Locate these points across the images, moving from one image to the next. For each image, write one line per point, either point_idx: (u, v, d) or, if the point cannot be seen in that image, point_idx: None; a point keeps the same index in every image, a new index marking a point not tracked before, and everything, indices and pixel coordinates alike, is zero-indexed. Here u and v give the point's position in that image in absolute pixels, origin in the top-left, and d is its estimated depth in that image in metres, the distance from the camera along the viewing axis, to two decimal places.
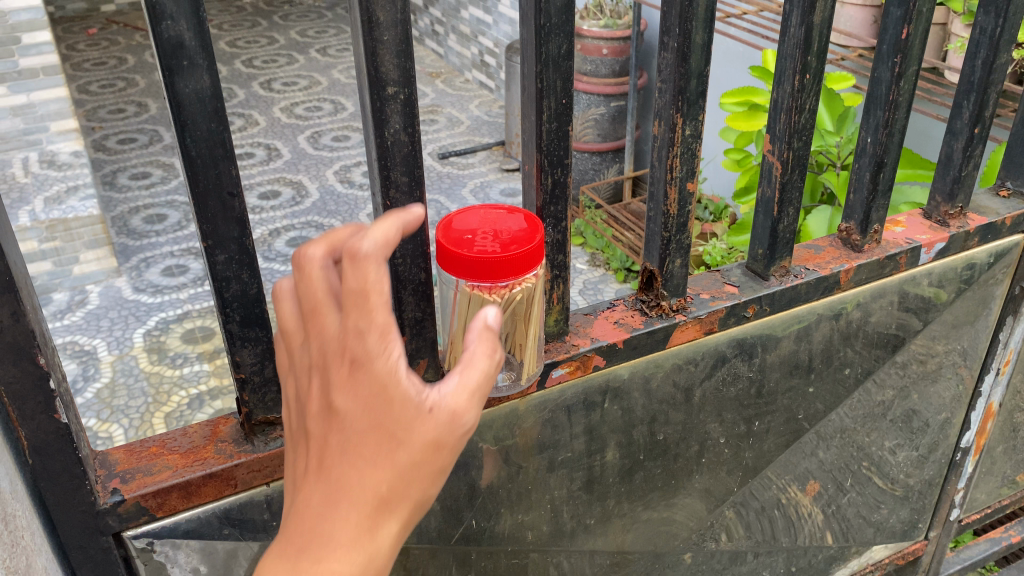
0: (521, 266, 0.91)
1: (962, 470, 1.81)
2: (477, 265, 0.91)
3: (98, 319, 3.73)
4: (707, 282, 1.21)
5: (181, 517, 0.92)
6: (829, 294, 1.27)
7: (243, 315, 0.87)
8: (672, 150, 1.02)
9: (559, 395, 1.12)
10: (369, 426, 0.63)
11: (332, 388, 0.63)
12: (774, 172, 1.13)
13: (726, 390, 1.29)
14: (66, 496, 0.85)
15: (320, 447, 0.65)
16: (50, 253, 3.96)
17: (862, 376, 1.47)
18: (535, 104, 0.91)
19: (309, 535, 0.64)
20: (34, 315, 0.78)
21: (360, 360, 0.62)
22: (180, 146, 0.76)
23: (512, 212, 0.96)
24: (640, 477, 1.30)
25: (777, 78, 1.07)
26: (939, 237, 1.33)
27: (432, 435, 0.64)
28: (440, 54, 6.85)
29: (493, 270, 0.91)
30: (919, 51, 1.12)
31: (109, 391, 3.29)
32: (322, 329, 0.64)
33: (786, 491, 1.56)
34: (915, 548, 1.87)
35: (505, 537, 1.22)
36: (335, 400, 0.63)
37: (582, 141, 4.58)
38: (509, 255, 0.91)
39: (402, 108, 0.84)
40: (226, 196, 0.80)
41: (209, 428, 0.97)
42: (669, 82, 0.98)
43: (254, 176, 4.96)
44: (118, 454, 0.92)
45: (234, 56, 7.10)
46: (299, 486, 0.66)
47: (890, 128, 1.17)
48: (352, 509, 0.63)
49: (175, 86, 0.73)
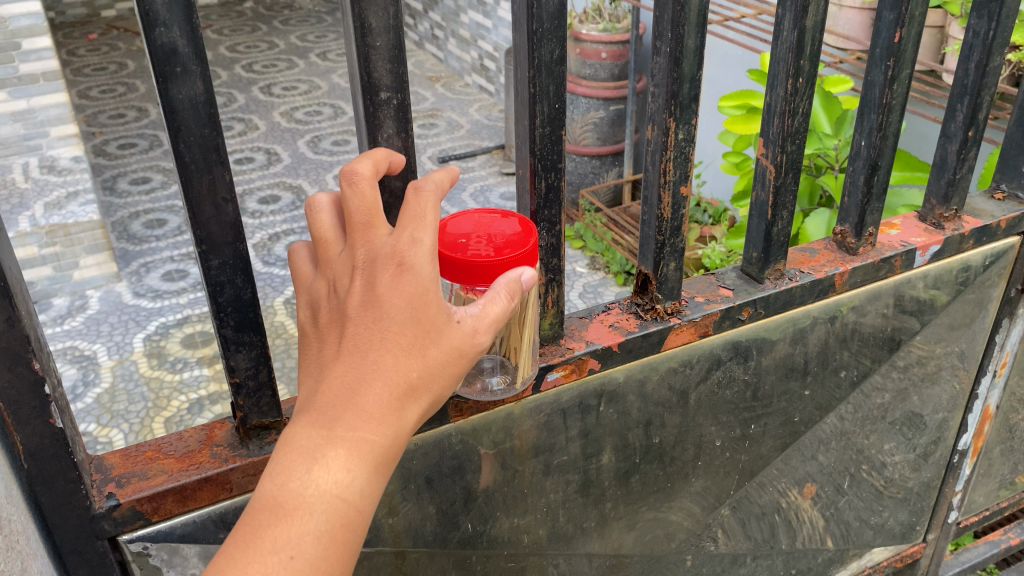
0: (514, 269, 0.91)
1: (959, 473, 1.81)
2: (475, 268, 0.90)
3: (98, 324, 3.73)
4: (702, 285, 1.21)
5: (176, 521, 0.93)
6: (824, 296, 1.28)
7: (237, 320, 0.88)
8: (665, 155, 1.03)
9: (554, 399, 1.12)
10: (414, 318, 0.74)
11: (382, 282, 0.74)
12: (768, 176, 1.14)
13: (722, 392, 1.30)
14: (62, 501, 0.85)
15: (359, 334, 0.74)
16: (50, 258, 3.95)
17: (859, 379, 1.48)
18: (528, 109, 0.92)
19: (344, 405, 0.71)
20: (29, 320, 0.78)
21: (412, 263, 0.75)
22: (174, 151, 0.77)
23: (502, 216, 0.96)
24: (636, 480, 1.31)
25: (770, 83, 1.08)
26: (934, 240, 1.33)
27: (459, 341, 0.76)
28: (440, 58, 6.86)
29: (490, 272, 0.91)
30: (913, 56, 1.13)
31: (109, 396, 3.29)
32: (375, 240, 0.76)
33: (784, 494, 1.56)
34: (913, 550, 1.87)
35: (502, 541, 1.22)
36: (385, 292, 0.74)
37: (581, 145, 4.59)
38: (501, 258, 0.90)
39: (395, 113, 0.84)
40: (220, 202, 0.80)
41: (204, 432, 0.97)
42: (662, 86, 0.98)
43: (254, 180, 4.96)
44: (114, 459, 0.92)
45: (234, 60, 7.12)
46: (330, 367, 0.74)
47: (883, 131, 1.17)
48: (385, 387, 0.72)
49: (169, 92, 0.74)
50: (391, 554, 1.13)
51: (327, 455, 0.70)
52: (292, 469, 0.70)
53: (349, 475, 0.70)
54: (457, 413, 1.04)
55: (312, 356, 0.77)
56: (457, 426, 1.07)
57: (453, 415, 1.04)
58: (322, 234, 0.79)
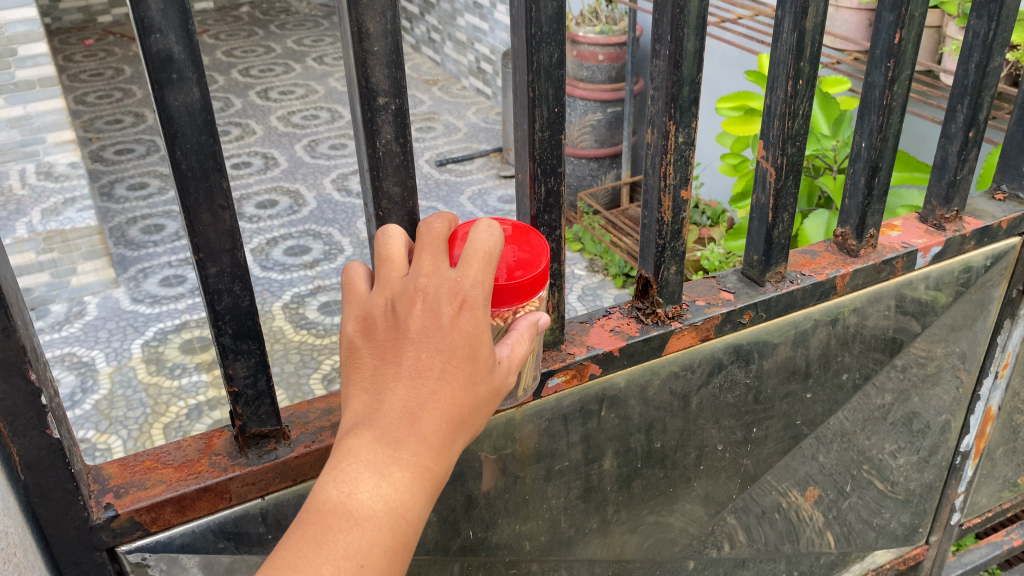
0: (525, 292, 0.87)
1: (962, 474, 1.80)
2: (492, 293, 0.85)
3: (96, 331, 3.72)
4: (703, 288, 1.21)
5: (175, 531, 0.92)
6: (825, 299, 1.27)
7: (235, 328, 0.87)
8: (665, 158, 1.02)
9: (556, 404, 1.11)
10: (477, 351, 0.74)
11: (451, 313, 0.74)
12: (768, 178, 1.13)
13: (724, 396, 1.29)
14: (59, 512, 0.84)
15: (422, 358, 0.73)
16: (48, 265, 3.94)
17: (861, 381, 1.47)
18: (528, 113, 0.91)
19: (409, 425, 0.71)
20: (25, 329, 0.77)
21: (474, 302, 0.75)
22: (170, 159, 0.76)
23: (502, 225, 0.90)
24: (638, 485, 1.30)
25: (770, 85, 1.07)
26: (935, 241, 1.33)
27: (503, 377, 0.78)
28: (437, 62, 6.86)
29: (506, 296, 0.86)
30: (913, 56, 1.12)
31: (108, 403, 3.28)
32: (439, 270, 0.75)
33: (787, 496, 1.55)
34: (916, 552, 1.87)
35: (503, 547, 1.22)
36: (452, 324, 0.73)
37: (579, 148, 4.58)
38: (513, 281, 0.85)
39: (393, 118, 0.83)
40: (217, 209, 0.80)
41: (203, 441, 0.96)
42: (662, 89, 0.98)
43: (252, 185, 4.95)
44: (112, 469, 0.92)
45: (231, 65, 7.11)
46: (389, 387, 0.72)
47: (884, 132, 1.17)
48: (448, 415, 0.73)
49: (164, 99, 0.73)
50: None
51: (393, 474, 0.70)
52: (358, 484, 0.69)
53: (412, 499, 0.71)
54: None
55: (360, 368, 0.75)
56: None
57: None
58: (389, 255, 0.78)
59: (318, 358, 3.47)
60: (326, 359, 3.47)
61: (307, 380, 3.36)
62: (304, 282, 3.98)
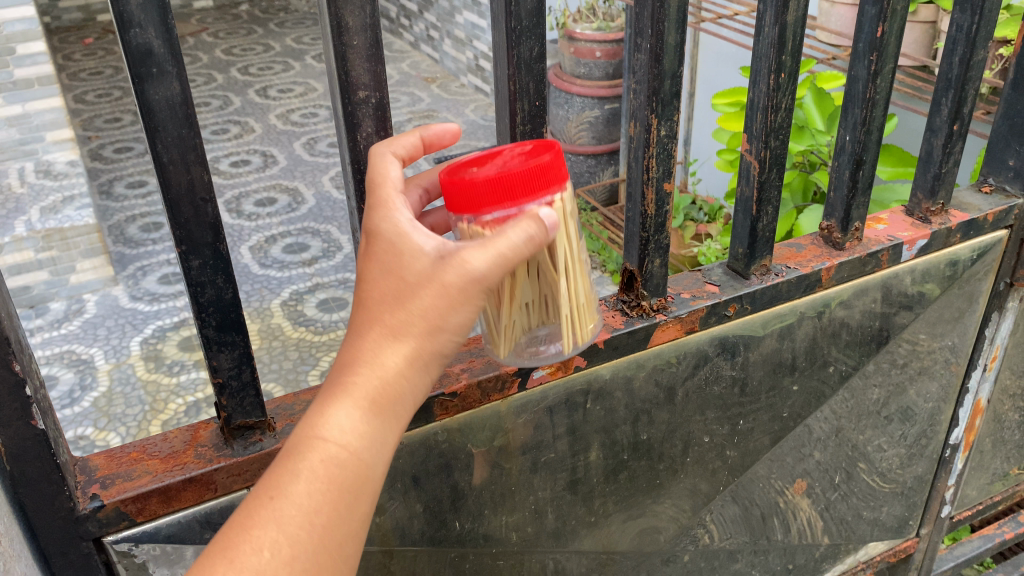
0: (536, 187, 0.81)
1: (952, 467, 1.81)
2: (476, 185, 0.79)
3: (95, 328, 3.73)
4: (688, 281, 1.22)
5: (161, 522, 0.93)
6: (811, 292, 1.28)
7: (219, 321, 0.88)
8: (648, 151, 1.03)
9: (541, 396, 1.12)
10: (396, 262, 0.72)
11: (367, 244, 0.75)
12: (752, 171, 1.14)
13: (710, 388, 1.30)
14: (46, 502, 0.85)
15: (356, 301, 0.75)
16: (47, 262, 3.96)
17: (848, 373, 1.48)
18: (509, 106, 0.92)
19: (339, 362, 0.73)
20: (9, 321, 0.78)
21: (382, 220, 0.74)
22: (152, 152, 0.77)
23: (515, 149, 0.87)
24: (625, 476, 1.31)
25: (753, 78, 1.08)
26: (921, 234, 1.33)
27: (447, 277, 0.71)
28: (436, 59, 6.87)
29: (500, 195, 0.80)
30: (895, 50, 1.13)
31: (106, 400, 3.29)
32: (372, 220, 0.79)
33: (776, 488, 1.56)
34: (906, 545, 1.87)
35: (490, 539, 1.23)
36: (367, 256, 0.74)
37: (577, 144, 4.59)
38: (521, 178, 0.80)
39: (374, 112, 0.84)
40: (198, 202, 0.80)
41: (189, 433, 0.97)
42: (644, 82, 0.99)
43: (250, 183, 4.96)
44: (99, 460, 0.93)
45: (230, 63, 7.12)
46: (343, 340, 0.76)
47: (867, 126, 1.18)
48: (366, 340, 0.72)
49: (145, 93, 0.74)
50: (379, 553, 1.12)
51: (318, 406, 0.71)
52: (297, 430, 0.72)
53: (336, 422, 0.70)
54: (442, 411, 1.04)
55: None
56: (443, 424, 1.07)
57: (439, 413, 1.04)
58: None
59: (316, 355, 3.49)
60: (323, 356, 3.48)
61: (305, 376, 3.37)
62: (302, 279, 3.99)
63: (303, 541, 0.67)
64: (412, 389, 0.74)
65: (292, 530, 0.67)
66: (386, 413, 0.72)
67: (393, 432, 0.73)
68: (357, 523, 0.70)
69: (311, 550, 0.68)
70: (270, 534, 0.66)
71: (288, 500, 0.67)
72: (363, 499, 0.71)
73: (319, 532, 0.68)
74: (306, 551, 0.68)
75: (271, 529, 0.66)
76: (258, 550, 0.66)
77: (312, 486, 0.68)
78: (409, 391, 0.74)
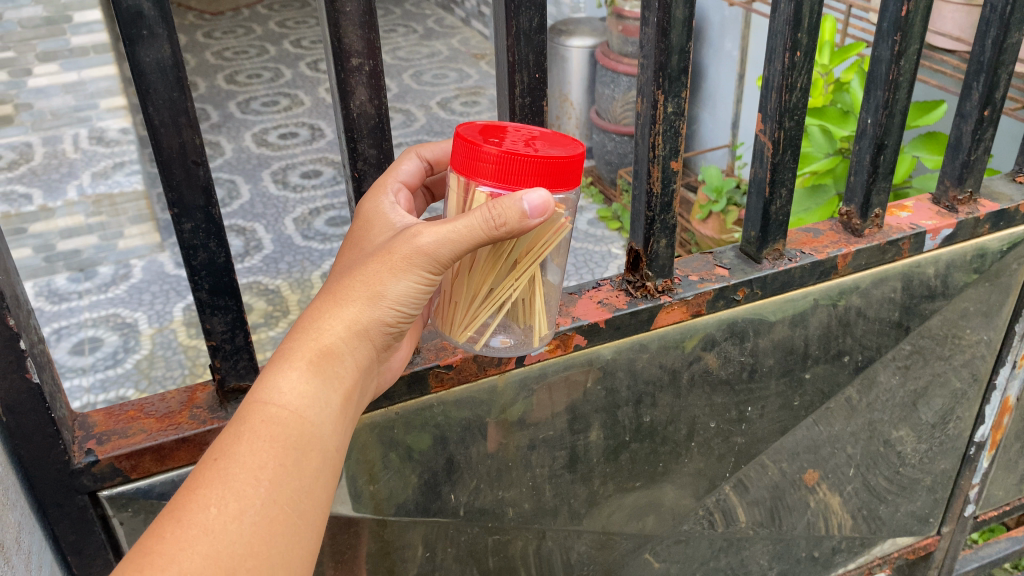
0: (540, 177, 0.82)
1: (977, 466, 1.75)
2: (488, 154, 0.82)
3: (140, 293, 3.83)
4: (698, 263, 1.19)
5: (155, 479, 0.96)
6: (826, 279, 1.24)
7: (212, 284, 0.89)
8: (654, 128, 1.00)
9: (540, 371, 1.11)
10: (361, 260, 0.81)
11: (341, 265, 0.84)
12: (765, 152, 1.11)
13: (717, 371, 1.28)
14: (41, 454, 0.87)
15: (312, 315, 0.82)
16: (97, 227, 4.10)
17: (864, 364, 1.44)
18: (508, 78, 0.91)
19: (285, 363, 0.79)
20: (4, 277, 0.80)
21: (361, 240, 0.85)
22: (144, 115, 0.77)
23: (544, 133, 0.88)
24: (626, 457, 1.30)
25: (769, 56, 1.05)
26: (946, 223, 1.29)
27: (398, 247, 0.80)
28: (486, 36, 6.85)
29: (505, 176, 0.82)
30: (921, 30, 1.09)
31: (148, 362, 3.37)
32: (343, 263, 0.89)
33: (788, 476, 1.54)
34: (927, 542, 1.82)
35: (486, 513, 1.24)
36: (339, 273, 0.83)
37: (621, 124, 4.53)
38: (531, 167, 0.81)
39: (367, 80, 0.84)
40: (190, 165, 0.81)
41: (186, 394, 0.99)
42: (650, 57, 0.96)
43: (297, 155, 5.01)
44: (97, 417, 0.95)
45: (282, 36, 7.18)
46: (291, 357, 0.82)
47: (889, 109, 1.14)
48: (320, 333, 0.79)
49: (136, 55, 0.74)
50: (374, 521, 1.14)
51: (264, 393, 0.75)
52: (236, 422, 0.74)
53: (277, 384, 0.75)
54: (437, 383, 1.04)
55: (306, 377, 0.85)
56: (438, 397, 1.07)
57: (434, 385, 1.04)
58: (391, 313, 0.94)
59: None
60: None
61: None
62: None
63: (251, 496, 0.70)
64: (350, 361, 0.80)
65: (238, 485, 0.69)
66: (323, 377, 0.77)
67: (335, 396, 0.78)
68: (307, 479, 0.73)
69: (260, 505, 0.70)
70: (216, 490, 0.69)
71: (233, 460, 0.70)
72: (313, 454, 0.74)
73: (269, 487, 0.71)
74: (254, 506, 0.69)
75: (218, 487, 0.69)
76: (206, 506, 0.68)
77: (256, 445, 0.71)
78: (352, 364, 0.80)
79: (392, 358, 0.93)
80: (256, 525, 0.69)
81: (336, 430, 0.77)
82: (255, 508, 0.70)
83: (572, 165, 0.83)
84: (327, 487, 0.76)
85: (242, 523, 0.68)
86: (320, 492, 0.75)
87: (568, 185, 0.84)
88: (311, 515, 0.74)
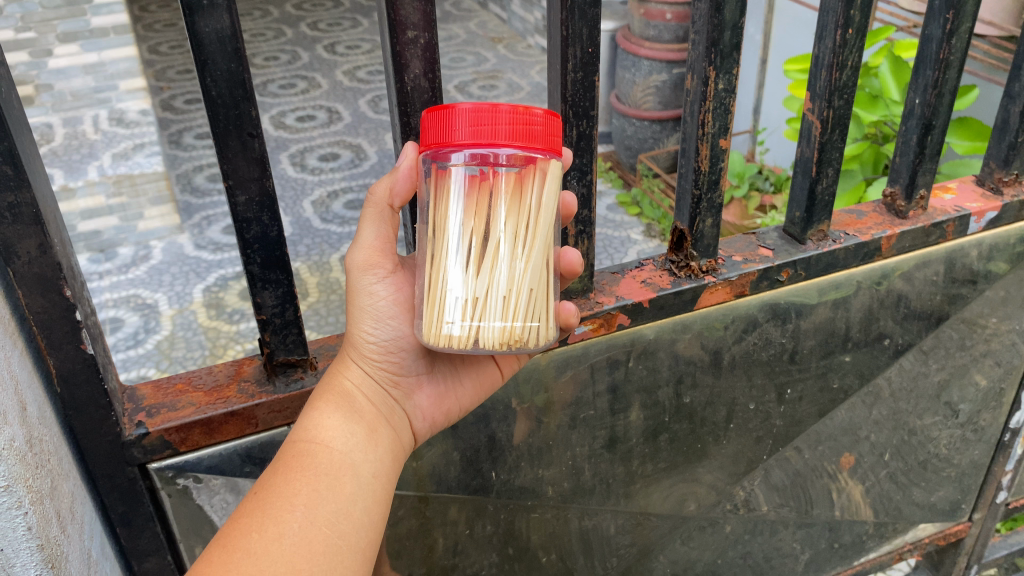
0: (474, 124, 0.81)
1: (1011, 453, 1.73)
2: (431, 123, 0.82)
3: (160, 274, 3.84)
4: (741, 244, 1.18)
5: (203, 452, 0.96)
6: (869, 261, 1.23)
7: (264, 257, 0.89)
8: (704, 105, 0.99)
9: (582, 351, 1.11)
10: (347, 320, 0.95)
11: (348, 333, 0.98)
12: (813, 132, 1.10)
13: (758, 353, 1.27)
14: (93, 426, 0.88)
15: None
16: (117, 208, 4.07)
17: (904, 348, 1.43)
18: (561, 52, 0.90)
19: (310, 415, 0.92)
20: (61, 247, 0.79)
21: None
22: (202, 86, 0.77)
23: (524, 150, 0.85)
24: (665, 438, 1.31)
25: (820, 33, 1.03)
26: (991, 206, 1.27)
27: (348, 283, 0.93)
28: (504, 19, 6.80)
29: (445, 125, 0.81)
30: (974, 8, 1.07)
31: (169, 343, 3.38)
32: None
33: (821, 461, 1.54)
34: (958, 529, 1.81)
35: (526, 492, 1.24)
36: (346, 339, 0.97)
37: (642, 109, 4.51)
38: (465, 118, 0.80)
39: (422, 53, 0.84)
40: (246, 137, 0.81)
41: (233, 368, 1.00)
42: (702, 33, 0.95)
43: (315, 137, 5.01)
44: (146, 390, 0.96)
45: (300, 18, 7.16)
46: None
47: (939, 88, 1.12)
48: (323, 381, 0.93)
49: (195, 25, 0.74)
50: (415, 498, 1.15)
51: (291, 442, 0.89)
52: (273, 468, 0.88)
53: (303, 426, 0.88)
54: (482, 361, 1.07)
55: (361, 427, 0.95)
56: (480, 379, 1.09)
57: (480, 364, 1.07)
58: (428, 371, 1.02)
59: None
60: None
61: None
62: None
63: (289, 519, 0.80)
64: (354, 390, 0.92)
65: (273, 511, 0.80)
66: (340, 412, 0.90)
67: (354, 423, 0.90)
68: (342, 501, 0.83)
69: (299, 528, 0.80)
70: (257, 519, 0.79)
71: (271, 492, 0.81)
72: (343, 480, 0.85)
73: (305, 512, 0.81)
74: (293, 529, 0.79)
75: (258, 516, 0.79)
76: (248, 533, 0.78)
77: (290, 476, 0.83)
78: (354, 390, 0.92)
79: (420, 401, 1.00)
80: (296, 545, 0.78)
81: (365, 457, 0.89)
82: (294, 530, 0.79)
83: (520, 124, 0.81)
84: (366, 513, 0.85)
85: (282, 544, 0.78)
86: (358, 515, 0.84)
87: (514, 138, 0.82)
88: (350, 536, 0.83)
